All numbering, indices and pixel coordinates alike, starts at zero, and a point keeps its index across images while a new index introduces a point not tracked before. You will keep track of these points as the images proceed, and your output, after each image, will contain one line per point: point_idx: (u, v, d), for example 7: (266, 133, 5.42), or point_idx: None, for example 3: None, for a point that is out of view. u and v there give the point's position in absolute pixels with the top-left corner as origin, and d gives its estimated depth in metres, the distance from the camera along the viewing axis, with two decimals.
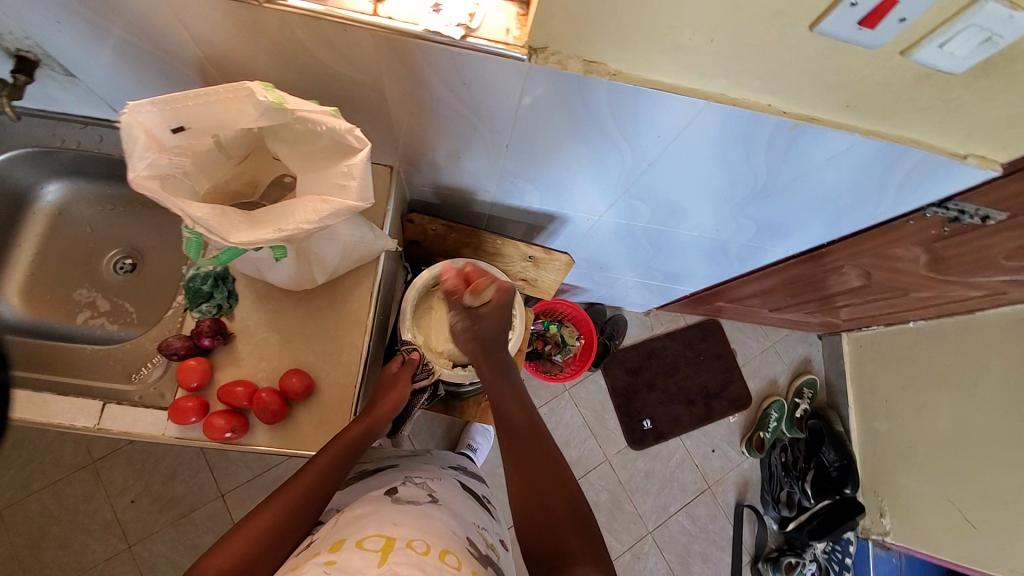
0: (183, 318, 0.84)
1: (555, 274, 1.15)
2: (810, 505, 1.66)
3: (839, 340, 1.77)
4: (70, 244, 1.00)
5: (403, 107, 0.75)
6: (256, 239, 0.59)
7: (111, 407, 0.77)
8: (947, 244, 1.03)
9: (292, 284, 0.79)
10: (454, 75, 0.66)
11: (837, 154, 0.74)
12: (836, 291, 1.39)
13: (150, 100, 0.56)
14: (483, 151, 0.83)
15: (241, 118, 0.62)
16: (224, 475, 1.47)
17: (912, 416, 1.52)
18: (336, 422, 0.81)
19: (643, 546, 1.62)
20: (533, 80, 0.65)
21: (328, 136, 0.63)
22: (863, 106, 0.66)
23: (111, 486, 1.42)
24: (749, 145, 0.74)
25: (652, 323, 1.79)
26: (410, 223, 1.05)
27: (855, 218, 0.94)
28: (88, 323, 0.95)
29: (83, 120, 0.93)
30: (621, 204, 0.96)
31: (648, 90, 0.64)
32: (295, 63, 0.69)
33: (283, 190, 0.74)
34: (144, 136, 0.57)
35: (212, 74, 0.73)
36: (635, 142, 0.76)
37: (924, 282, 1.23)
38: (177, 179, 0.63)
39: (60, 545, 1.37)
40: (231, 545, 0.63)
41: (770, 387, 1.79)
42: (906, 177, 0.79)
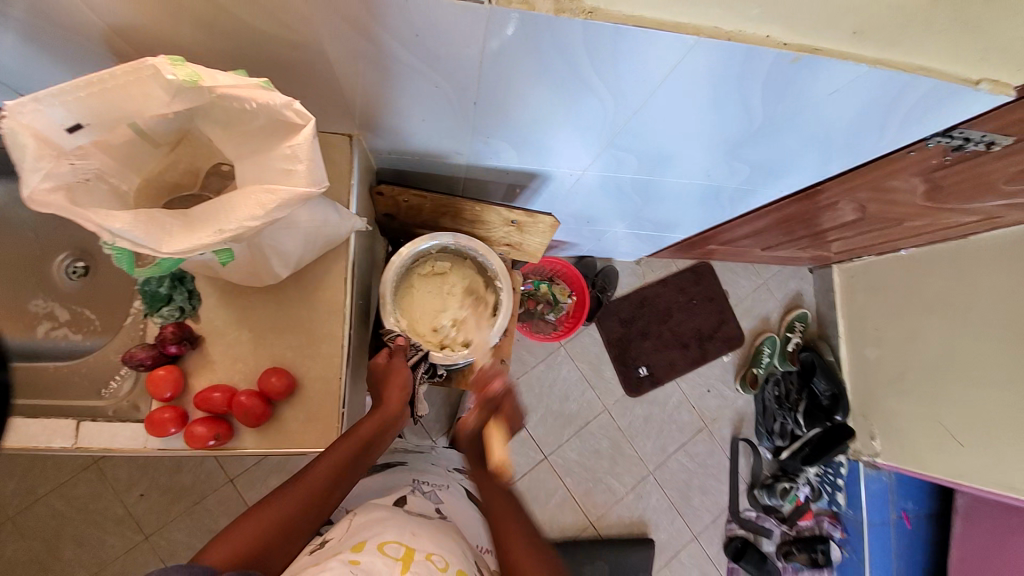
0: (146, 324, 0.78)
1: (541, 237, 1.08)
2: (802, 433, 1.70)
3: (831, 272, 1.76)
4: (12, 250, 0.91)
5: (352, 68, 0.66)
6: (193, 245, 0.52)
7: (86, 424, 0.74)
8: (947, 173, 0.99)
9: (252, 280, 0.73)
10: (404, 26, 0.57)
11: (840, 88, 0.67)
12: (829, 226, 1.36)
13: (34, 97, 0.48)
14: (451, 110, 0.75)
15: (150, 104, 0.54)
16: (229, 460, 1.47)
17: (902, 344, 1.53)
18: (324, 418, 0.77)
19: (646, 484, 1.68)
20: (497, 24, 0.56)
21: (263, 113, 0.54)
22: (872, 34, 0.59)
23: (117, 483, 1.42)
24: (743, 83, 0.66)
25: (643, 271, 1.75)
26: (380, 196, 0.97)
27: (853, 154, 0.88)
28: (50, 336, 0.89)
29: None
30: (606, 155, 0.89)
31: (629, 28, 0.56)
32: (219, 27, 0.59)
33: (223, 179, 0.66)
34: (35, 143, 0.49)
35: (125, 47, 0.63)
36: (617, 89, 0.68)
37: (920, 211, 1.19)
38: (92, 185, 0.56)
39: (76, 544, 1.39)
40: (239, 537, 0.60)
41: (763, 325, 1.80)
42: (913, 109, 0.72)
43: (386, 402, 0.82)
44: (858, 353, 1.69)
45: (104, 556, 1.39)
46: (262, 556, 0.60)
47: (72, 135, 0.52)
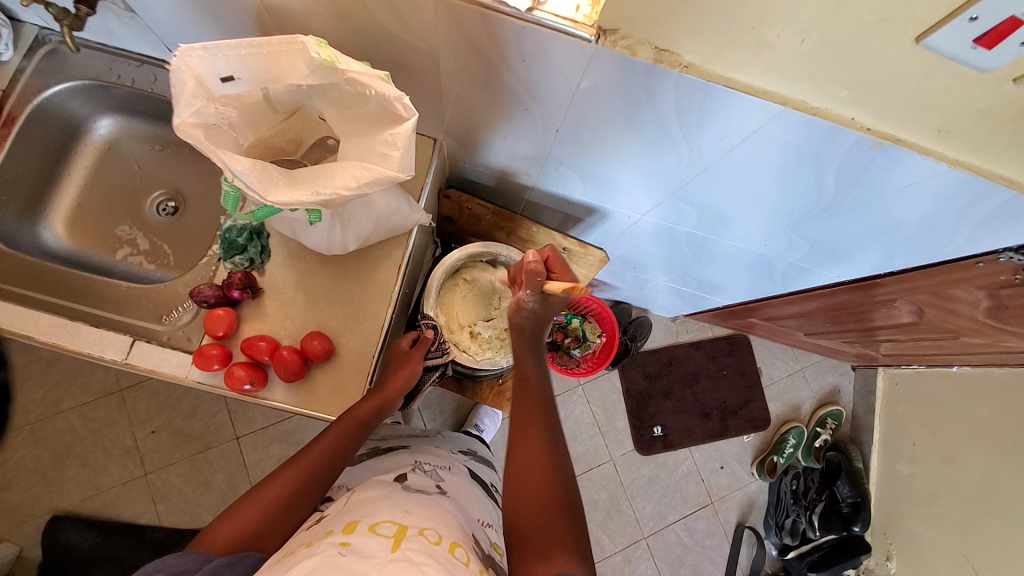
0: (216, 267, 0.85)
1: (587, 270, 1.11)
2: (815, 537, 1.61)
3: (874, 374, 1.68)
4: (118, 180, 1.02)
5: (455, 78, 0.72)
6: (294, 200, 0.58)
7: (138, 345, 0.79)
8: (1015, 293, 0.95)
9: (324, 247, 0.79)
10: (515, 51, 0.63)
11: (916, 182, 0.68)
12: (881, 324, 1.31)
13: (204, 45, 0.56)
14: (532, 134, 0.80)
15: (292, 74, 0.61)
16: (240, 419, 1.51)
17: (940, 465, 1.43)
18: (350, 389, 0.81)
19: (636, 550, 1.61)
20: (596, 64, 0.61)
21: (376, 100, 0.61)
22: (957, 135, 0.60)
23: (134, 415, 1.49)
24: (820, 160, 0.68)
25: (677, 330, 1.74)
26: (446, 199, 1.03)
27: (918, 253, 0.87)
28: (127, 260, 0.98)
29: (141, 59, 0.93)
30: (667, 205, 0.91)
31: (719, 87, 0.59)
32: (352, 21, 0.66)
33: (325, 152, 0.72)
34: (193, 82, 0.56)
35: (270, 26, 0.72)
36: (695, 143, 0.71)
37: (982, 329, 1.14)
38: (222, 129, 0.63)
39: (83, 464, 1.45)
40: (242, 512, 0.64)
41: (792, 412, 1.72)
42: (989, 216, 0.71)
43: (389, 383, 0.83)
44: (889, 466, 1.59)
45: (104, 482, 1.45)
46: (265, 530, 0.63)
47: (224, 83, 0.59)
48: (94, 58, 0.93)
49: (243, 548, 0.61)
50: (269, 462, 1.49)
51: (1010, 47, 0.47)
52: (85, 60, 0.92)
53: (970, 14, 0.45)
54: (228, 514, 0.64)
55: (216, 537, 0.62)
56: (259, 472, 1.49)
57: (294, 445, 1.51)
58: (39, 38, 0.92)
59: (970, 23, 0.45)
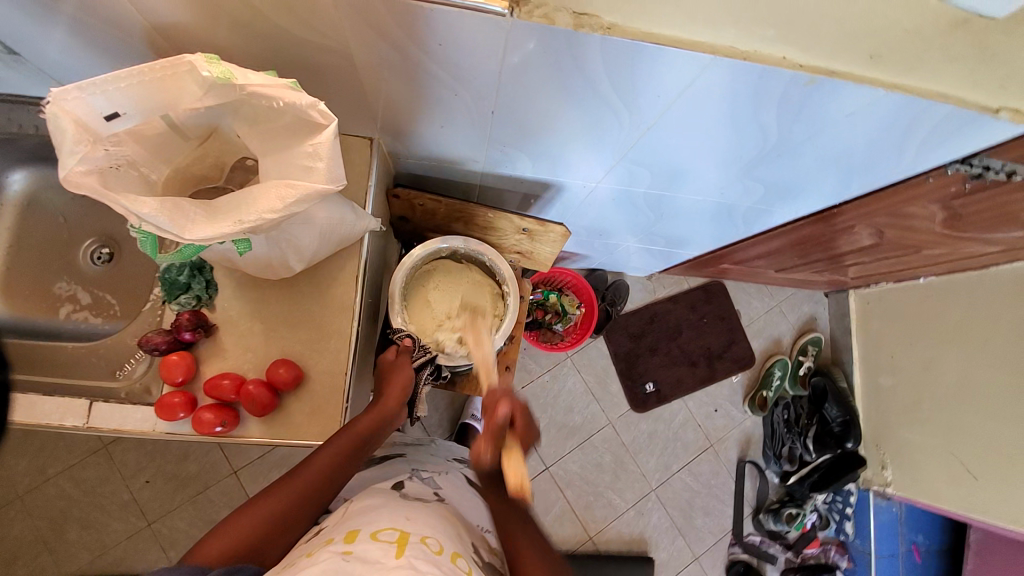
0: (164, 310, 0.80)
1: (553, 246, 1.09)
2: (812, 460, 1.67)
3: (846, 298, 1.73)
4: (42, 233, 0.95)
5: (376, 73, 0.68)
6: (216, 235, 0.55)
7: (98, 405, 0.76)
8: (967, 201, 0.97)
9: (265, 273, 0.76)
10: (427, 35, 0.59)
11: (856, 110, 0.67)
12: (847, 250, 1.34)
13: (75, 84, 0.50)
14: (468, 119, 0.77)
15: (187, 97, 0.56)
16: (234, 452, 1.48)
17: (917, 373, 1.50)
18: (329, 412, 0.79)
19: (647, 503, 1.66)
20: (518, 37, 0.57)
21: (289, 113, 0.57)
22: (890, 58, 0.59)
23: (125, 468, 1.44)
24: (759, 103, 0.67)
25: (655, 287, 1.75)
26: (396, 199, 0.99)
27: (869, 178, 0.87)
28: (71, 318, 0.92)
29: (38, 103, 0.85)
30: (621, 169, 0.90)
31: (646, 44, 0.57)
32: (251, 29, 0.61)
33: (247, 173, 0.69)
34: (74, 127, 0.51)
35: (164, 46, 0.66)
36: (634, 103, 0.69)
37: (939, 240, 1.17)
38: (122, 170, 0.58)
39: (84, 526, 1.41)
40: (231, 530, 0.63)
41: (774, 347, 1.77)
42: (931, 133, 0.71)
43: (385, 399, 0.82)
44: (872, 382, 1.65)
45: (107, 539, 1.41)
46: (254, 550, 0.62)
47: (110, 122, 0.54)
48: None
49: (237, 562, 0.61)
50: None
51: None
52: None
53: None
54: (221, 528, 0.64)
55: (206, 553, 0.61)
56: None
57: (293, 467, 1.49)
58: None
59: None
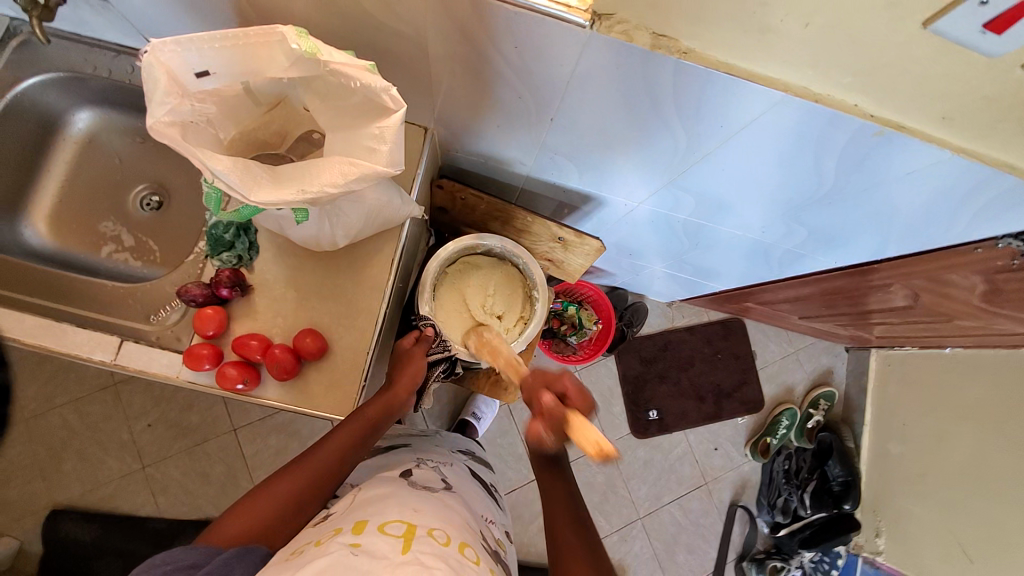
0: (204, 263, 0.83)
1: (583, 259, 1.10)
2: (806, 515, 1.62)
3: (867, 356, 1.69)
4: (98, 173, 0.98)
5: (446, 66, 0.69)
6: (279, 200, 0.57)
7: (128, 344, 0.78)
8: (1010, 277, 0.95)
9: (311, 244, 0.78)
10: (505, 36, 0.60)
11: (917, 169, 0.67)
12: (876, 308, 1.31)
13: (174, 38, 0.53)
14: (525, 123, 0.78)
15: (272, 65, 0.59)
16: (236, 412, 1.51)
17: (929, 445, 1.46)
18: (348, 386, 0.80)
19: (633, 531, 1.64)
20: (592, 51, 0.58)
21: (362, 93, 0.59)
22: (961, 122, 0.58)
23: (130, 410, 1.48)
24: (819, 149, 0.67)
25: (673, 315, 1.74)
26: (439, 189, 1.01)
27: (917, 240, 0.86)
28: (111, 257, 0.95)
29: (115, 48, 0.89)
30: (664, 193, 0.90)
31: (720, 74, 0.57)
32: (336, 7, 0.63)
33: (310, 146, 0.71)
34: (166, 79, 0.54)
35: (250, 11, 0.68)
36: (693, 130, 0.69)
37: (975, 312, 1.15)
38: (200, 126, 0.60)
39: (80, 459, 1.45)
40: (248, 511, 0.63)
41: (785, 394, 1.74)
42: (988, 204, 0.71)
43: (397, 386, 0.84)
44: (880, 446, 1.61)
45: (102, 476, 1.45)
46: (271, 531, 0.63)
47: (199, 79, 0.57)
48: (66, 48, 0.88)
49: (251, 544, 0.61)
50: (267, 453, 1.49)
51: (1019, 32, 0.45)
52: (57, 48, 0.88)
53: None
54: (235, 512, 0.64)
55: (222, 534, 0.61)
56: (256, 464, 1.49)
57: (291, 437, 1.51)
58: (8, 29, 0.87)
59: (981, 7, 0.43)
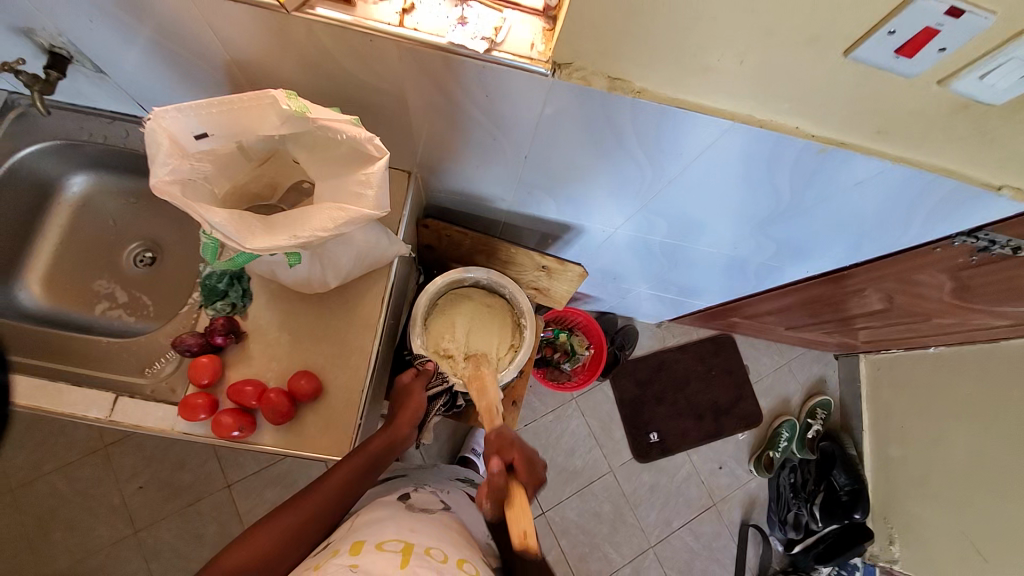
0: (198, 314, 0.85)
1: (568, 284, 1.14)
2: (818, 529, 1.61)
3: (856, 362, 1.72)
4: (92, 234, 1.01)
5: (424, 115, 0.74)
6: (273, 245, 0.60)
7: (122, 399, 0.79)
8: (974, 273, 1.00)
9: (305, 287, 0.80)
10: (476, 87, 0.66)
11: (865, 179, 0.72)
12: (857, 313, 1.35)
13: (174, 106, 0.58)
14: (501, 162, 0.83)
15: (264, 125, 0.63)
16: (230, 465, 1.48)
17: (927, 444, 1.47)
18: (342, 426, 0.81)
19: (645, 561, 1.60)
20: (556, 95, 0.64)
21: (347, 144, 0.64)
22: (895, 134, 0.64)
23: (120, 472, 1.44)
24: (773, 166, 0.72)
25: (664, 335, 1.76)
26: (424, 228, 1.06)
27: (880, 244, 0.91)
28: (106, 315, 0.97)
29: (110, 116, 0.94)
30: (639, 218, 0.95)
31: (672, 109, 0.63)
32: (319, 70, 0.68)
33: (302, 194, 0.76)
34: (168, 142, 0.59)
35: (239, 77, 0.73)
36: (656, 159, 0.74)
37: (949, 309, 1.19)
38: (199, 183, 0.65)
39: (69, 528, 1.40)
40: (250, 544, 0.65)
41: (782, 406, 1.75)
42: (936, 206, 0.76)
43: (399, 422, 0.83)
44: (882, 451, 1.62)
45: (92, 544, 1.40)
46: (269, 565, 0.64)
47: (197, 141, 0.62)
48: (64, 118, 0.93)
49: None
50: (265, 507, 1.46)
51: (929, 54, 0.50)
52: (55, 121, 0.93)
53: (888, 29, 0.48)
54: (240, 542, 0.65)
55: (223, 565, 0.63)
56: (253, 519, 1.45)
57: (289, 487, 1.48)
58: (8, 102, 0.91)
59: (890, 36, 0.49)
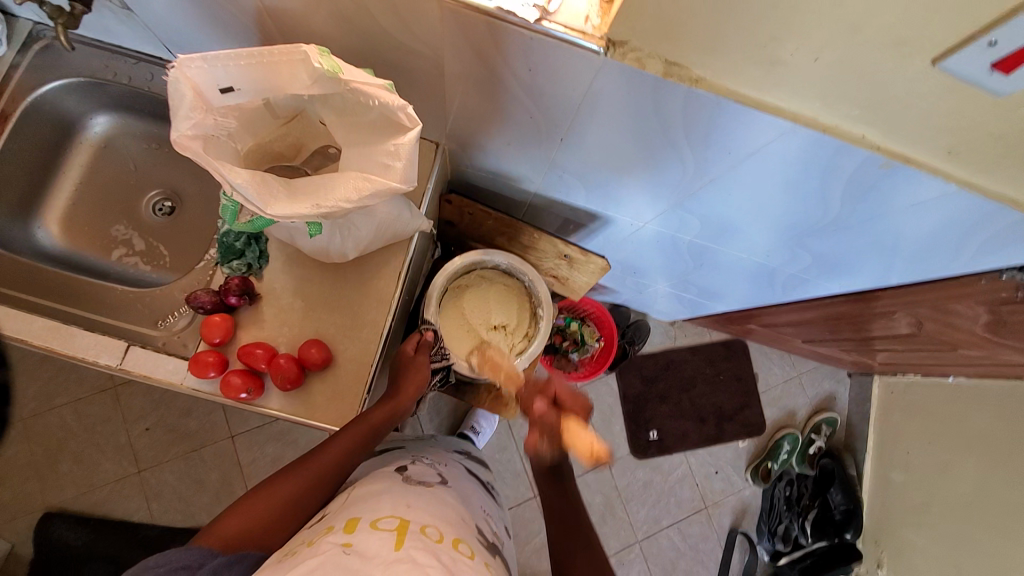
0: (214, 271, 0.84)
1: (588, 277, 1.11)
2: (807, 543, 1.61)
3: (870, 381, 1.68)
4: (113, 178, 1.00)
5: (460, 84, 0.70)
6: (294, 214, 0.58)
7: (134, 349, 0.78)
8: (1015, 309, 0.95)
9: (321, 255, 0.79)
10: (521, 60, 0.62)
11: (924, 201, 0.67)
12: (879, 334, 1.31)
13: (201, 56, 0.55)
14: (537, 142, 0.79)
15: (294, 83, 0.60)
16: (235, 418, 1.50)
17: (933, 474, 1.44)
18: (350, 397, 0.80)
19: (630, 553, 1.62)
20: (605, 76, 0.60)
21: (379, 110, 0.60)
22: (967, 155, 0.59)
23: (129, 412, 1.47)
24: (826, 176, 0.68)
25: (675, 334, 1.73)
26: (447, 204, 1.02)
27: (922, 269, 0.86)
28: (121, 261, 0.96)
29: (137, 57, 0.91)
30: (670, 214, 0.90)
31: (728, 103, 0.59)
32: (355, 26, 0.65)
33: (326, 160, 0.72)
34: (191, 94, 0.56)
35: (272, 27, 0.69)
36: (701, 155, 0.70)
37: (979, 341, 1.14)
38: (221, 140, 0.62)
39: (77, 461, 1.44)
40: (248, 510, 0.63)
41: (787, 418, 1.73)
42: (992, 237, 0.71)
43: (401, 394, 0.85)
44: (883, 474, 1.59)
45: (98, 478, 1.44)
46: (267, 532, 0.62)
47: (223, 94, 0.59)
48: (90, 55, 0.90)
49: (248, 545, 0.60)
50: (264, 461, 1.48)
51: None
52: (81, 57, 0.90)
53: (989, 38, 0.44)
54: (236, 508, 0.63)
55: (217, 534, 0.61)
56: (253, 472, 1.48)
57: (289, 445, 1.50)
58: (32, 33, 0.89)
59: (989, 47, 0.44)
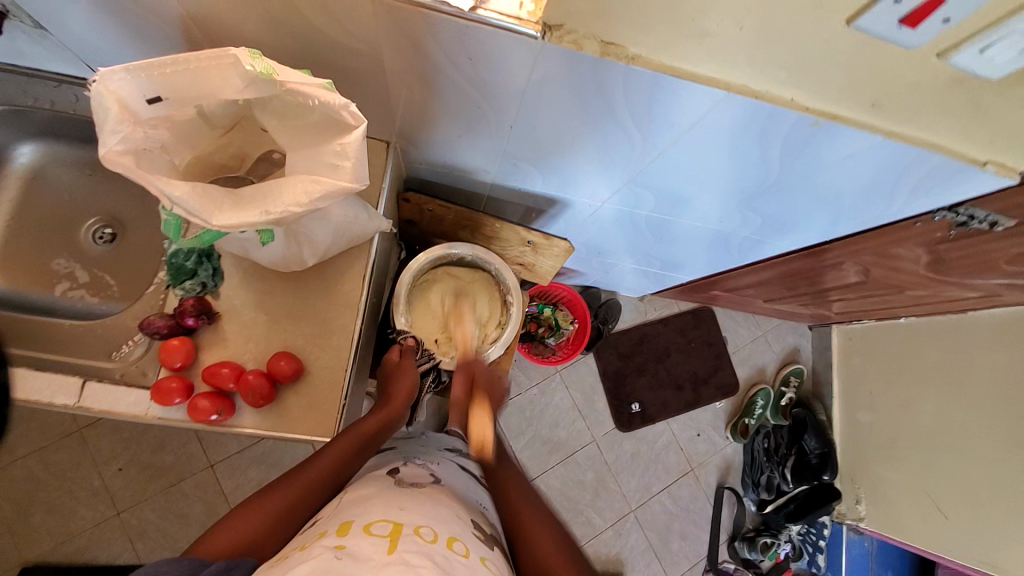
0: (167, 294, 0.80)
1: (553, 260, 1.12)
2: (789, 490, 1.68)
3: (829, 332, 1.77)
4: (46, 209, 0.94)
5: (403, 79, 0.70)
6: (242, 223, 0.57)
7: (91, 384, 0.75)
8: (950, 247, 1.02)
9: (280, 266, 0.77)
10: (460, 50, 0.62)
11: (855, 154, 0.71)
12: (832, 286, 1.38)
13: (122, 66, 0.53)
14: (488, 132, 0.79)
15: (227, 88, 0.58)
16: (212, 445, 1.45)
17: (895, 410, 1.54)
18: (326, 409, 0.79)
19: (625, 523, 1.66)
20: (545, 59, 0.60)
21: (320, 111, 0.59)
22: (890, 107, 0.63)
23: (96, 454, 1.40)
24: (765, 139, 0.71)
25: (646, 308, 1.78)
26: (406, 202, 1.01)
27: (863, 218, 0.92)
28: (67, 296, 0.91)
29: (56, 78, 0.85)
30: (626, 191, 0.92)
31: (666, 77, 0.60)
32: (286, 27, 0.63)
33: (271, 166, 0.70)
34: (116, 107, 0.54)
35: (198, 35, 0.67)
36: (647, 130, 0.72)
37: (921, 281, 1.22)
38: (155, 153, 0.60)
39: (45, 511, 1.36)
40: (239, 520, 0.62)
41: (758, 376, 1.81)
42: (920, 182, 0.76)
43: (393, 401, 0.87)
44: (851, 416, 1.69)
45: (74, 525, 1.37)
46: (260, 541, 0.60)
47: (150, 105, 0.56)
48: (5, 81, 0.84)
49: (240, 554, 0.58)
50: (248, 485, 1.44)
51: (934, 24, 0.49)
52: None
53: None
54: (224, 523, 0.62)
55: (209, 546, 0.59)
56: (238, 497, 1.43)
57: (272, 465, 1.47)
58: None
59: (896, 4, 0.48)
